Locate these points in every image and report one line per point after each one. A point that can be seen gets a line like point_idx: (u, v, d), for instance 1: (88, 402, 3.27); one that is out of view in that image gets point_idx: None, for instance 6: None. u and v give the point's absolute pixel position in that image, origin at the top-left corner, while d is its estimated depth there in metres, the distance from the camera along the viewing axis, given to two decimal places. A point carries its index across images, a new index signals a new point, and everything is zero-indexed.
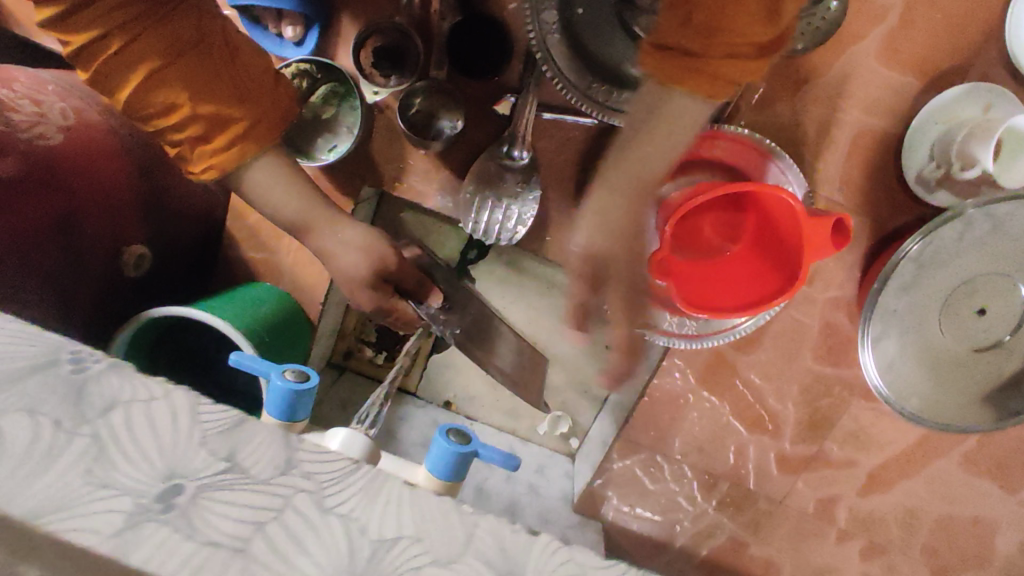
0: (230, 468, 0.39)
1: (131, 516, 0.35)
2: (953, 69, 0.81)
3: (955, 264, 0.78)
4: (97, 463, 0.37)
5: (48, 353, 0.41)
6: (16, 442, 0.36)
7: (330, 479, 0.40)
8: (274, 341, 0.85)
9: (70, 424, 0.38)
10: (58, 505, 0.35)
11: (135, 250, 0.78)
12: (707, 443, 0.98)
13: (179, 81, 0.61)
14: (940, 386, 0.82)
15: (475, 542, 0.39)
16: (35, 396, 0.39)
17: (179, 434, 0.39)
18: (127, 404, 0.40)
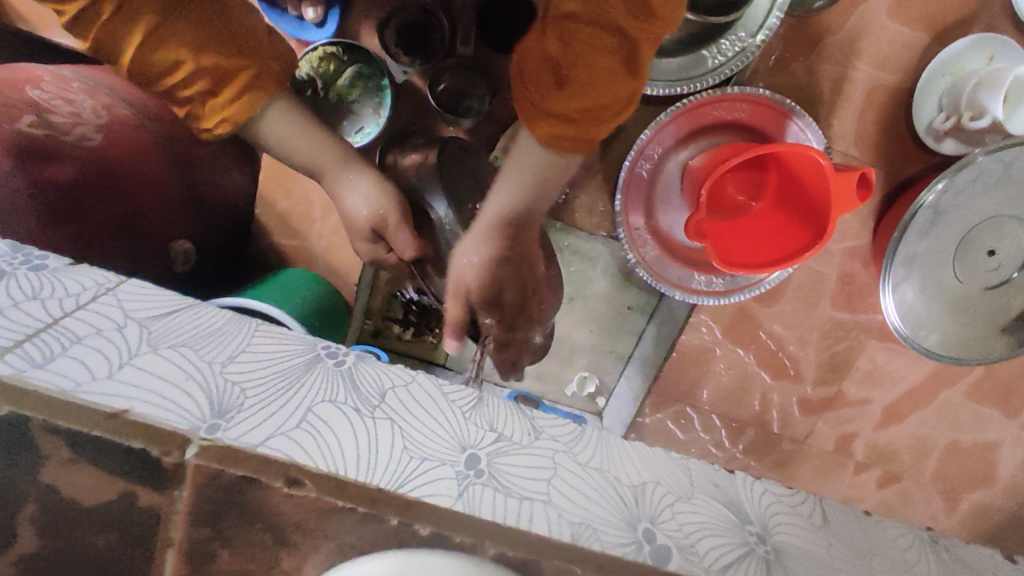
0: (500, 436, 0.41)
1: (458, 480, 0.37)
2: (959, 21, 0.85)
3: (966, 209, 0.83)
4: (406, 440, 0.38)
5: (308, 349, 0.42)
6: (334, 426, 0.37)
7: (570, 439, 0.43)
8: (321, 325, 0.87)
9: (365, 409, 0.39)
10: (402, 477, 0.36)
11: (181, 246, 0.77)
12: (733, 392, 1.04)
13: (186, 34, 0.54)
14: (954, 323, 0.88)
15: (695, 480, 0.43)
16: (324, 388, 0.40)
17: (447, 412, 0.41)
18: (395, 389, 0.41)
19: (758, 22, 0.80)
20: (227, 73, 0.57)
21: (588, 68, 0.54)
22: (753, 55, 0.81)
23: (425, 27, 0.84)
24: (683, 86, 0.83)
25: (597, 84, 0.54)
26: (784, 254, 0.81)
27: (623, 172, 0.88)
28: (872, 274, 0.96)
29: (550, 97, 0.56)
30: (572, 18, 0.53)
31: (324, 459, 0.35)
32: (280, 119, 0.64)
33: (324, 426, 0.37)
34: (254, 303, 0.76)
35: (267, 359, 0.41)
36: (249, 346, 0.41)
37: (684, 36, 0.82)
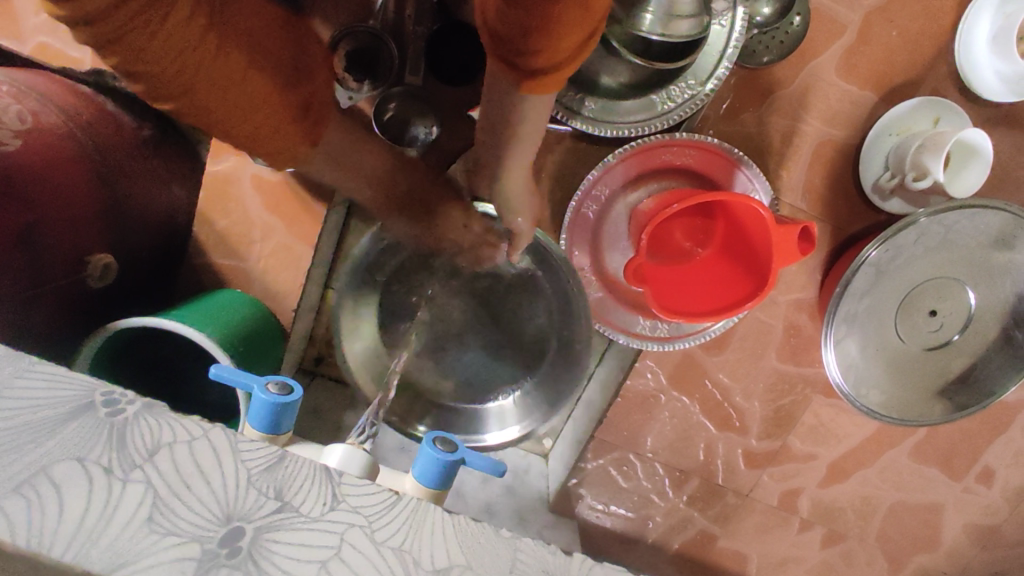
0: (282, 507, 0.37)
1: (200, 563, 0.35)
2: (907, 83, 0.86)
3: (907, 268, 0.83)
4: (156, 510, 0.35)
5: (83, 397, 0.38)
6: (73, 493, 0.35)
7: (377, 512, 0.38)
8: (246, 351, 0.83)
9: (120, 470, 0.36)
10: (129, 561, 0.34)
11: (100, 260, 0.75)
12: (678, 441, 1.01)
13: (256, 87, 0.51)
14: (893, 382, 0.87)
15: (525, 567, 0.40)
16: (77, 442, 0.36)
17: (226, 474, 0.37)
18: (171, 445, 0.37)
19: (708, 70, 0.80)
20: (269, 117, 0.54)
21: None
22: (703, 101, 0.81)
23: (375, 55, 0.82)
24: (633, 128, 0.83)
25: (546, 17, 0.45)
26: (713, 306, 0.81)
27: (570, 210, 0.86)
28: (818, 328, 0.96)
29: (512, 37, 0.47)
30: None
31: (27, 538, 0.33)
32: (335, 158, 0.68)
33: (56, 491, 0.34)
34: (167, 323, 0.72)
35: (24, 407, 0.37)
36: (13, 382, 0.38)
37: (633, 83, 0.81)
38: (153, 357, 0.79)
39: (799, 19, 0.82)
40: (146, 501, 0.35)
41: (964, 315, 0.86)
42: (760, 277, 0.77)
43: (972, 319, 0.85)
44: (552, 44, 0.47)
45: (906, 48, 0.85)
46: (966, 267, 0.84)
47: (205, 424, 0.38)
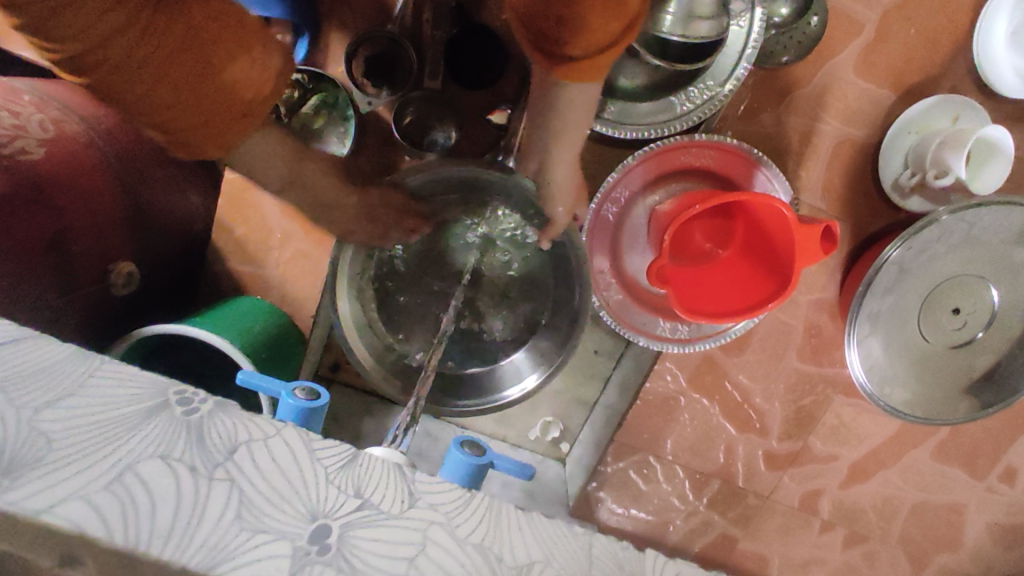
0: (363, 504, 0.39)
1: (295, 559, 0.36)
2: (926, 81, 0.85)
3: (931, 267, 0.83)
4: (245, 507, 0.37)
5: (156, 395, 0.40)
6: (164, 491, 0.36)
7: (452, 507, 0.41)
8: (269, 358, 0.83)
9: (205, 469, 0.37)
10: (222, 553, 0.35)
11: (123, 268, 0.75)
12: (697, 443, 1.01)
13: (175, 73, 0.45)
14: (917, 380, 0.87)
15: (595, 561, 0.42)
16: (162, 441, 0.38)
17: (305, 472, 0.39)
18: (248, 445, 0.39)
19: (726, 71, 0.80)
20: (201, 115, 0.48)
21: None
22: (721, 102, 0.81)
23: (393, 59, 0.83)
24: (652, 130, 0.82)
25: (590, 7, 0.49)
26: (736, 306, 0.81)
27: (590, 212, 0.86)
28: (838, 327, 0.95)
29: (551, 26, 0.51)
30: None
31: (123, 533, 0.34)
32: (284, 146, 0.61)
33: (145, 486, 0.36)
34: (191, 329, 0.72)
35: (100, 406, 0.39)
36: (85, 387, 0.39)
37: (651, 84, 0.82)
38: (180, 363, 0.79)
39: (817, 19, 0.82)
40: (230, 491, 0.37)
41: (986, 313, 0.85)
42: (781, 276, 0.77)
43: (996, 317, 0.85)
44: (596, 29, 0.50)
45: (924, 46, 0.84)
46: (988, 265, 0.83)
47: (275, 424, 0.41)
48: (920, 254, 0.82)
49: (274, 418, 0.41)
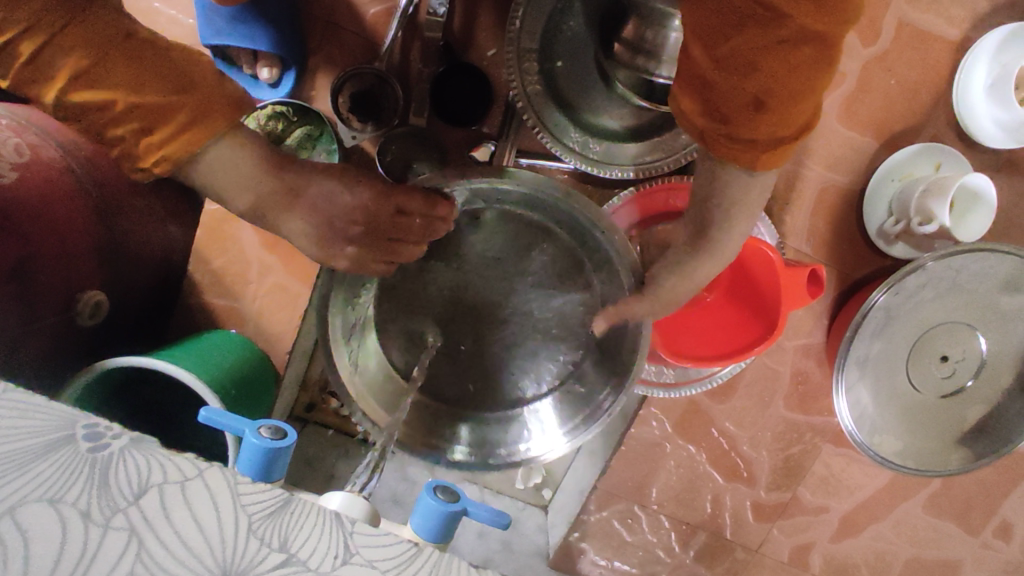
0: (285, 560, 0.38)
1: None
2: (908, 129, 0.86)
3: (916, 312, 0.82)
4: (140, 560, 0.36)
5: (62, 428, 0.38)
6: (49, 542, 0.35)
7: (393, 568, 0.39)
8: (240, 394, 0.80)
9: (101, 515, 0.37)
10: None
11: (90, 298, 0.72)
12: (684, 492, 0.97)
13: (113, 67, 0.45)
14: (909, 429, 0.85)
15: None
16: (54, 483, 0.37)
17: (221, 521, 0.38)
18: (159, 487, 0.38)
19: None
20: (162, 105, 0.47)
21: (777, 81, 0.45)
22: None
23: (378, 95, 0.82)
24: (633, 171, 0.82)
25: (795, 70, 0.45)
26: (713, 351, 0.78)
27: None
28: (826, 375, 0.93)
29: (749, 122, 0.48)
30: (740, 26, 0.45)
31: None
32: (226, 159, 0.52)
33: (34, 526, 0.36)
34: (150, 360, 0.69)
35: None
36: None
37: (635, 124, 0.83)
38: (145, 401, 0.76)
39: None
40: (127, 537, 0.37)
41: (975, 363, 0.84)
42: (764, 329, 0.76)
43: (984, 365, 0.84)
44: (795, 117, 0.48)
45: (905, 96, 0.85)
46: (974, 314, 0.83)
47: (194, 464, 0.39)
48: (905, 299, 0.81)
49: (195, 457, 0.39)
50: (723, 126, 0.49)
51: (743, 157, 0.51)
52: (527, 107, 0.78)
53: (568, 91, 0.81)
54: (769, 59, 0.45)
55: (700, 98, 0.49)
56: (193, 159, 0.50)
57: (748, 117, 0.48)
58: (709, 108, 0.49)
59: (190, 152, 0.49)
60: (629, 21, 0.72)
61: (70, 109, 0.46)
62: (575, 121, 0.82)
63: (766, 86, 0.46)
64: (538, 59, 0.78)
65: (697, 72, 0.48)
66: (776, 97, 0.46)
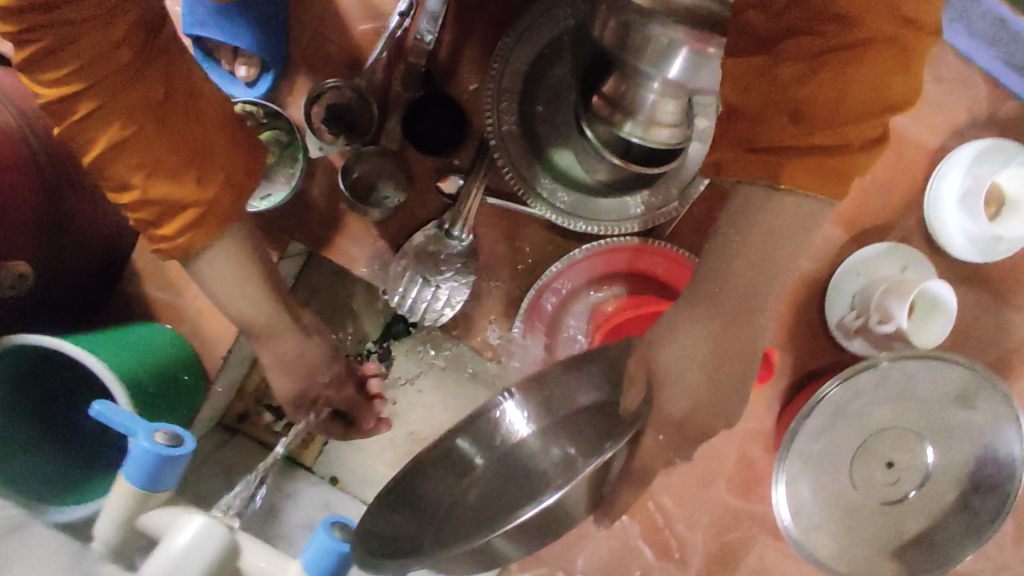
0: None
1: None
2: (877, 227, 0.86)
3: (866, 413, 0.80)
4: None
5: None
6: None
7: None
8: (156, 393, 0.76)
9: None
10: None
11: (17, 269, 0.69)
12: (610, 565, 0.93)
13: (157, 144, 0.55)
14: (848, 533, 0.82)
15: None
16: None
17: None
18: None
19: (684, 182, 0.79)
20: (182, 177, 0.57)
21: (822, 92, 0.44)
22: (676, 212, 0.80)
23: (354, 112, 0.80)
24: (598, 226, 0.80)
25: (845, 80, 0.43)
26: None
27: (524, 301, 0.83)
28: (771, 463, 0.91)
29: (788, 136, 0.47)
30: (791, 34, 0.44)
31: None
32: (224, 259, 0.65)
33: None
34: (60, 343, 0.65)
35: None
36: None
37: (610, 181, 0.80)
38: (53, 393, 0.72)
39: None
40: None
41: (921, 473, 0.82)
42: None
43: (930, 477, 0.81)
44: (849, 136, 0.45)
45: (878, 194, 0.85)
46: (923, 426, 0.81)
47: None
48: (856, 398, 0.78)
49: None
50: (753, 141, 0.48)
51: (793, 175, 0.48)
52: (499, 145, 0.77)
53: (544, 137, 0.80)
54: (823, 66, 0.43)
55: (736, 125, 0.49)
56: (196, 224, 0.60)
57: (792, 133, 0.46)
58: (747, 122, 0.48)
59: (196, 220, 0.59)
60: (611, 77, 0.74)
61: (101, 165, 0.55)
62: (548, 168, 0.80)
63: (813, 93, 0.44)
64: (517, 100, 0.78)
65: (730, 95, 0.48)
66: (816, 110, 0.45)
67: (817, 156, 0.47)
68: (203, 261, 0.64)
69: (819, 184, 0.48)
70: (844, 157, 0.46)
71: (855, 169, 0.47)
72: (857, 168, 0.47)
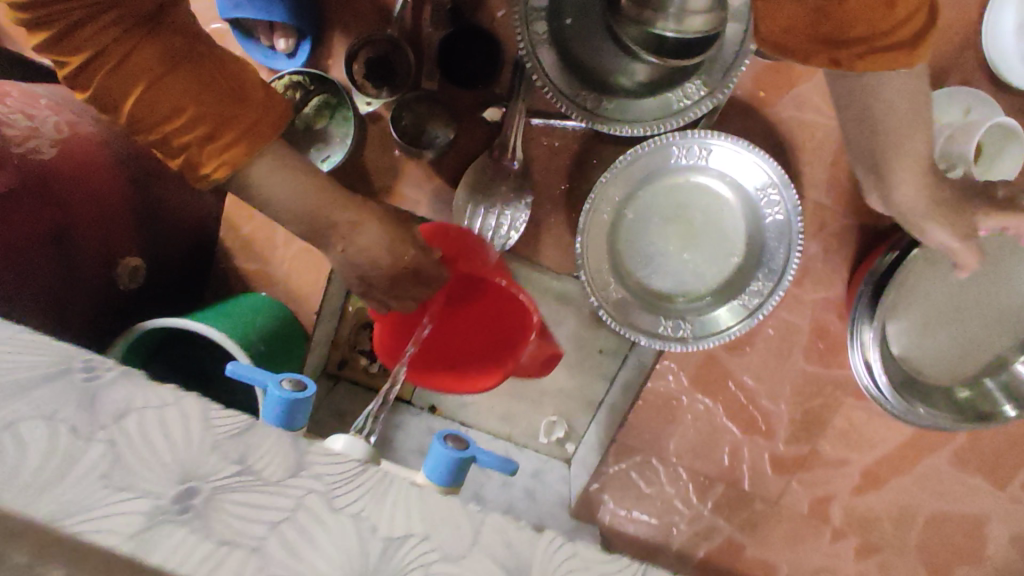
0: (241, 472, 0.41)
1: (149, 516, 0.38)
2: (936, 72, 0.83)
3: (949, 261, 0.80)
4: (113, 468, 0.39)
5: (63, 363, 0.43)
6: (35, 447, 0.38)
7: (338, 480, 0.42)
8: (269, 351, 0.85)
9: (85, 431, 0.40)
10: (81, 510, 0.37)
11: (129, 263, 0.78)
12: (701, 445, 0.99)
13: (179, 86, 0.47)
14: (964, 376, 0.83)
15: (483, 538, 0.42)
16: (51, 404, 0.40)
17: (190, 439, 0.41)
18: (140, 410, 0.41)
19: (724, 66, 0.78)
20: (185, 110, 0.47)
21: None
22: (719, 99, 0.79)
23: (392, 60, 0.84)
24: (638, 129, 0.82)
25: None
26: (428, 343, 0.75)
27: (586, 209, 0.84)
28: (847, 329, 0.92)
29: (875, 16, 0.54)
30: None
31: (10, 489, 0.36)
32: (272, 165, 0.53)
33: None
34: (194, 323, 0.75)
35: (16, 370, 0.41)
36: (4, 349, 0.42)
37: (649, 81, 0.81)
38: (185, 364, 0.82)
39: None
40: (290, 508, 0.40)
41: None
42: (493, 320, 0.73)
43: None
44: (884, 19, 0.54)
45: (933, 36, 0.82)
46: (1012, 259, 0.80)
47: (174, 395, 0.43)
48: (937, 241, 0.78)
49: (177, 390, 0.43)
50: (852, 40, 0.55)
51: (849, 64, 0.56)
52: (536, 68, 0.78)
53: (577, 48, 0.80)
54: None
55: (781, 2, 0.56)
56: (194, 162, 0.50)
57: (881, 11, 0.53)
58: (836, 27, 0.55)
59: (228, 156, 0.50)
60: None
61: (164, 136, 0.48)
62: (587, 79, 0.81)
63: None
64: (546, 18, 0.77)
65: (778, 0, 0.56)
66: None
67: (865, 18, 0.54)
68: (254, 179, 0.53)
69: (868, 38, 0.55)
70: (900, 11, 0.54)
71: (909, 8, 0.54)
72: (892, 31, 0.54)
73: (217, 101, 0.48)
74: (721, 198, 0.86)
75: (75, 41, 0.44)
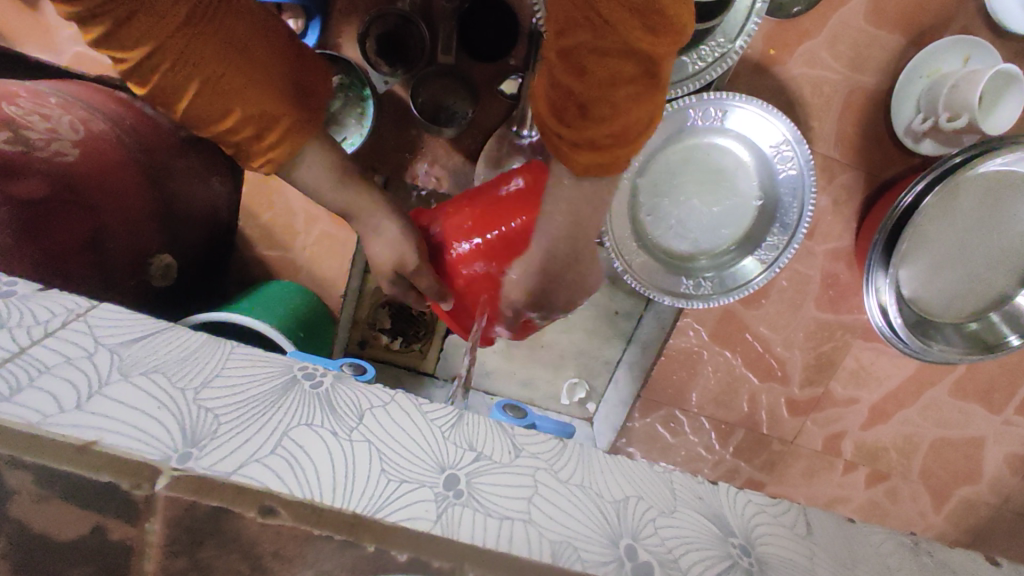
0: (479, 456, 0.38)
1: (437, 504, 0.34)
2: (937, 23, 0.86)
3: (955, 209, 0.85)
4: (385, 463, 0.35)
5: (284, 372, 0.39)
6: (281, 465, 0.33)
7: (549, 452, 0.40)
8: (305, 338, 0.87)
9: (342, 432, 0.36)
10: (380, 502, 0.33)
11: (161, 261, 0.79)
12: (721, 394, 1.04)
13: (229, 87, 0.49)
14: (971, 313, 0.89)
15: (679, 493, 0.41)
16: (296, 412, 0.37)
17: (425, 434, 0.38)
18: (373, 410, 0.38)
19: (738, 26, 0.80)
20: (234, 111, 0.50)
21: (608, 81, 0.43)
22: (733, 58, 0.81)
23: (405, 36, 0.84)
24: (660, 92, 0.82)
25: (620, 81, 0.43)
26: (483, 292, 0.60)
27: (608, 177, 0.86)
28: (855, 275, 0.97)
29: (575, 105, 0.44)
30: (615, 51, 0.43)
31: (300, 484, 0.33)
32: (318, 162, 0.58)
33: (132, 401, 0.34)
34: (237, 317, 0.75)
35: (242, 384, 0.37)
36: (186, 356, 0.38)
37: None
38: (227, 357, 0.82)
39: None
40: (531, 483, 0.37)
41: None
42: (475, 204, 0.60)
43: None
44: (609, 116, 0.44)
45: None
46: (1013, 198, 0.84)
47: (386, 392, 0.40)
48: (951, 187, 0.82)
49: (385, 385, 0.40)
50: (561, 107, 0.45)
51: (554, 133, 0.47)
52: None
53: None
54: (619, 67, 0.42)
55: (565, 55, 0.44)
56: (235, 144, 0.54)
57: (575, 95, 0.44)
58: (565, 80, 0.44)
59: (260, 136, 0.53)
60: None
61: (199, 119, 0.51)
62: None
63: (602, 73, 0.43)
64: None
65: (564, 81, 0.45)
66: (592, 82, 0.43)
67: (631, 132, 0.45)
68: (300, 168, 0.58)
69: (589, 131, 0.45)
70: (587, 98, 0.44)
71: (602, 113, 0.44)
72: (593, 126, 0.45)
73: (262, 97, 0.51)
74: (736, 157, 0.89)
75: (126, 37, 0.46)
